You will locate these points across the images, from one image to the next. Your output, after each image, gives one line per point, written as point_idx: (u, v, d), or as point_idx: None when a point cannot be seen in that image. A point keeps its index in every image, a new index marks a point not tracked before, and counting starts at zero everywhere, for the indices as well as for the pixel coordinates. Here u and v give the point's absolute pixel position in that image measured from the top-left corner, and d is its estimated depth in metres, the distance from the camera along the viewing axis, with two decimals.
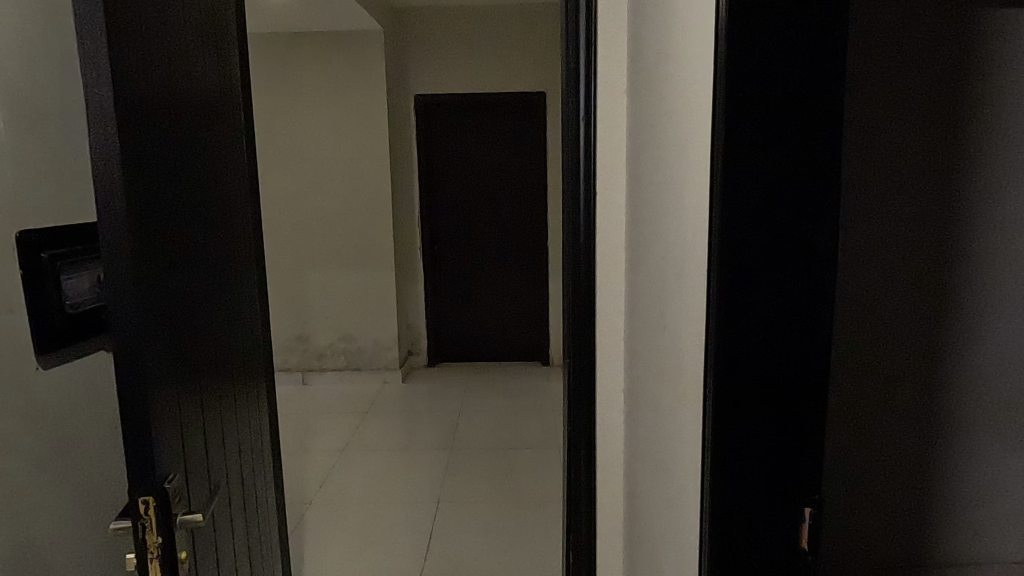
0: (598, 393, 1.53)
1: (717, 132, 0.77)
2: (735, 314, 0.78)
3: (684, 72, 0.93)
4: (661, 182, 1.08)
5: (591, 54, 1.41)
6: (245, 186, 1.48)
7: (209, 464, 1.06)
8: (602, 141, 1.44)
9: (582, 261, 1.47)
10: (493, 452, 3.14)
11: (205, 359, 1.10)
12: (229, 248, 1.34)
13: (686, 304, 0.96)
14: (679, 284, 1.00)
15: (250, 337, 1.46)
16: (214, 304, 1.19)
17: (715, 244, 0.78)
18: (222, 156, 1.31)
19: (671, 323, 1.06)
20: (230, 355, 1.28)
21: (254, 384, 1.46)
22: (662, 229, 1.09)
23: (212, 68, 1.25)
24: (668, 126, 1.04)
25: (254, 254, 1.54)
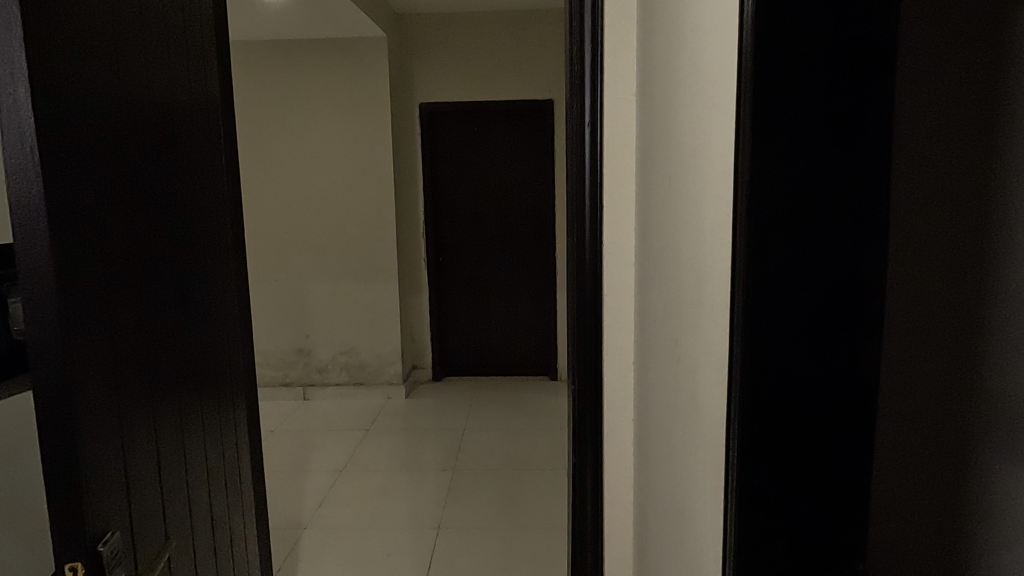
0: (605, 422, 1.40)
1: (743, 124, 0.65)
2: (767, 342, 0.66)
3: (703, 67, 0.81)
4: (677, 191, 0.96)
5: (597, 55, 1.29)
6: (222, 200, 1.40)
7: (165, 506, 1.02)
8: (609, 152, 1.33)
9: (588, 278, 1.35)
10: (497, 474, 3.01)
11: (169, 383, 1.06)
12: (206, 263, 1.29)
13: (704, 329, 0.84)
14: (696, 308, 0.88)
15: (229, 362, 1.39)
16: (186, 324, 1.15)
17: (743, 257, 0.66)
18: (197, 166, 1.26)
19: (687, 353, 0.94)
20: (203, 375, 1.24)
21: (228, 405, 1.37)
22: (676, 252, 0.97)
23: (184, 76, 1.20)
24: (683, 130, 0.92)
25: (233, 274, 1.45)
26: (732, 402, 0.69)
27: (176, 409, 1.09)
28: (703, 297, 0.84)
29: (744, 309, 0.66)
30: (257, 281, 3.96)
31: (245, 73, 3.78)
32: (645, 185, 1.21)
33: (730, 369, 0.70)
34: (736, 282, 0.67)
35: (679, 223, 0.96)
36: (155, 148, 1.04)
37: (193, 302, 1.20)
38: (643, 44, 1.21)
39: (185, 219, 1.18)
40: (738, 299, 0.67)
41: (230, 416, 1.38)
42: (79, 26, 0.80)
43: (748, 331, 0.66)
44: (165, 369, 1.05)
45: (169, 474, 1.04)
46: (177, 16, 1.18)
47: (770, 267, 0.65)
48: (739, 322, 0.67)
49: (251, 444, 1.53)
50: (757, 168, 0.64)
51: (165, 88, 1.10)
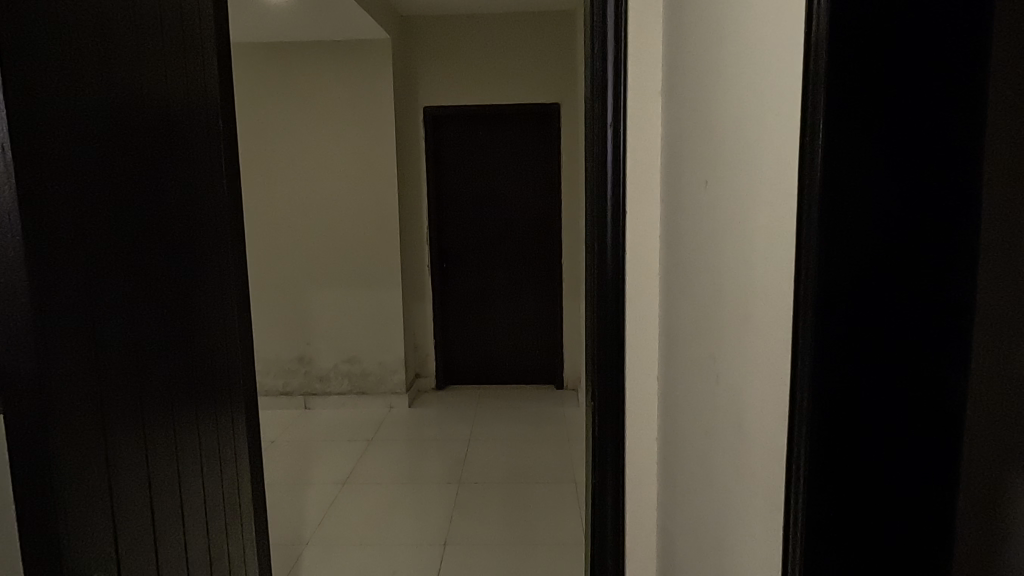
0: (628, 439, 1.32)
1: (811, 136, 0.57)
2: (837, 388, 0.58)
3: (754, 59, 0.73)
4: (717, 198, 0.88)
5: (621, 50, 1.22)
6: (222, 203, 1.34)
7: (152, 512, 1.04)
8: (633, 153, 1.25)
9: (609, 290, 1.27)
10: (505, 487, 2.93)
11: (161, 393, 1.08)
12: (207, 268, 1.27)
13: (753, 351, 0.76)
14: (742, 326, 0.80)
15: (229, 371, 1.36)
16: (183, 331, 1.16)
17: (811, 291, 0.58)
18: (198, 173, 1.24)
19: (730, 376, 0.85)
20: (204, 381, 1.24)
21: (225, 415, 1.34)
22: (715, 261, 0.90)
23: (179, 81, 1.16)
24: (726, 129, 0.84)
25: (232, 282, 1.38)
26: (796, 455, 0.61)
27: (168, 418, 1.10)
28: (752, 317, 0.76)
29: (811, 350, 0.58)
30: (257, 288, 3.88)
31: (247, 75, 3.71)
32: (673, 191, 1.14)
33: (791, 414, 0.62)
34: (801, 319, 0.59)
35: (718, 232, 0.88)
36: (149, 167, 1.05)
37: (193, 308, 1.20)
38: (672, 40, 1.14)
39: (186, 227, 1.18)
40: (803, 339, 0.59)
41: (229, 426, 1.35)
42: (33, 57, 0.78)
43: (816, 375, 0.58)
44: (157, 381, 1.07)
45: (161, 483, 1.07)
46: (168, 19, 1.14)
47: (841, 302, 0.57)
48: (805, 365, 0.59)
49: (250, 461, 1.45)
50: (829, 186, 0.56)
51: (160, 100, 1.09)
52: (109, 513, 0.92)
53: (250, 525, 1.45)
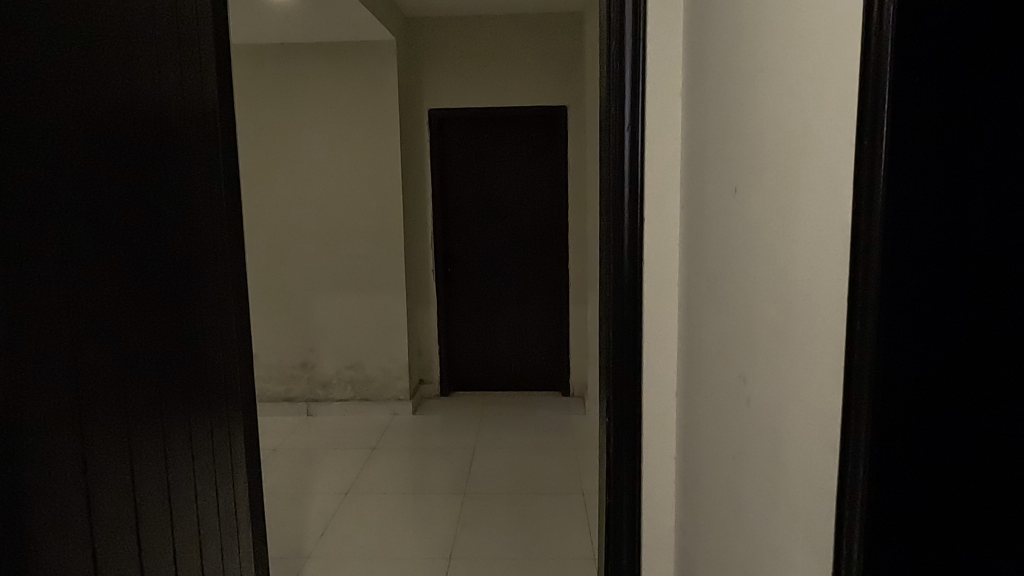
0: (644, 458, 1.26)
1: (872, 145, 0.51)
2: (902, 427, 0.52)
3: (798, 59, 0.67)
4: (752, 208, 0.82)
5: (638, 50, 1.16)
6: (221, 205, 1.29)
7: (136, 523, 0.98)
8: (652, 158, 1.19)
9: (626, 302, 1.21)
10: (511, 498, 2.86)
11: (149, 412, 1.03)
12: (205, 277, 1.22)
13: (796, 377, 0.69)
14: (782, 348, 0.73)
15: (225, 381, 1.31)
16: (175, 346, 1.11)
17: (871, 317, 0.52)
18: (195, 180, 1.19)
19: (768, 400, 0.79)
20: (199, 398, 1.20)
21: (222, 431, 1.29)
22: (748, 273, 0.83)
23: (170, 85, 1.12)
24: (762, 134, 0.77)
25: (229, 289, 1.32)
26: (852, 499, 0.55)
27: (159, 438, 1.06)
28: (795, 340, 0.70)
29: (873, 384, 0.52)
30: (259, 293, 3.83)
31: (249, 78, 3.66)
32: (696, 199, 1.08)
33: (845, 445, 0.55)
34: (860, 349, 0.53)
35: (754, 244, 0.81)
36: (135, 177, 1.01)
37: (188, 322, 1.15)
38: (697, 39, 1.08)
39: (180, 237, 1.13)
40: (862, 371, 0.53)
41: (226, 443, 1.30)
42: None
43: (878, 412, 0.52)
44: (145, 401, 1.02)
45: (152, 506, 1.02)
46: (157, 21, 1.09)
47: (906, 331, 0.51)
48: (864, 399, 0.53)
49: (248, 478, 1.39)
50: (893, 202, 0.50)
51: (150, 105, 1.05)
52: (87, 544, 0.87)
53: (246, 545, 1.39)
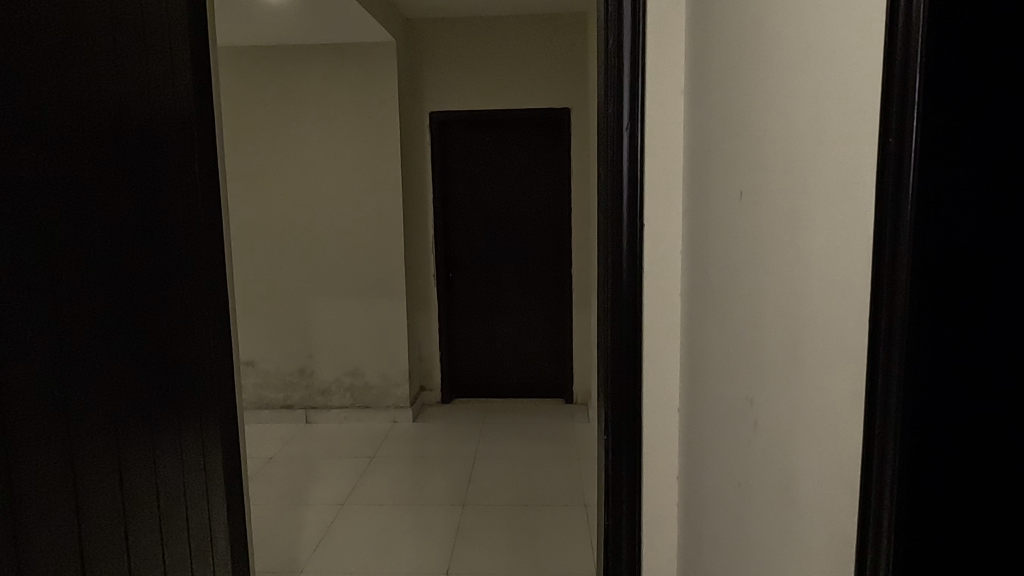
0: (646, 478, 1.19)
1: (898, 149, 0.44)
2: (931, 474, 0.44)
3: (813, 50, 0.59)
4: (761, 217, 0.74)
5: (638, 47, 1.09)
6: (178, 205, 1.26)
7: (74, 526, 0.96)
8: (653, 160, 1.12)
9: (624, 313, 1.14)
10: (511, 510, 2.79)
11: (95, 432, 1.00)
12: (160, 288, 1.18)
13: (810, 407, 0.62)
14: (795, 373, 0.65)
15: (185, 383, 1.28)
16: (126, 363, 1.08)
17: (896, 351, 0.45)
18: (149, 189, 1.16)
19: (776, 424, 0.72)
20: (153, 414, 1.17)
21: (179, 447, 1.25)
22: (755, 283, 0.77)
23: (122, 95, 1.09)
24: (772, 135, 0.70)
25: (186, 291, 1.29)
26: (875, 556, 0.48)
27: (105, 458, 1.03)
28: (810, 365, 0.62)
29: (898, 429, 0.45)
30: (257, 299, 3.77)
31: (247, 81, 3.61)
32: (698, 208, 1.02)
33: (866, 481, 0.49)
34: (885, 385, 0.46)
35: (762, 257, 0.74)
36: (85, 173, 0.99)
37: (140, 336, 1.12)
38: (700, 37, 1.01)
39: (133, 250, 1.11)
40: (886, 414, 0.46)
41: (181, 460, 1.26)
42: None
43: (905, 462, 0.45)
44: (90, 421, 0.99)
45: (95, 528, 1.00)
46: (103, 30, 1.05)
47: (941, 372, 0.43)
48: (889, 444, 0.46)
49: (203, 490, 1.35)
50: (923, 219, 0.43)
51: (96, 117, 1.02)
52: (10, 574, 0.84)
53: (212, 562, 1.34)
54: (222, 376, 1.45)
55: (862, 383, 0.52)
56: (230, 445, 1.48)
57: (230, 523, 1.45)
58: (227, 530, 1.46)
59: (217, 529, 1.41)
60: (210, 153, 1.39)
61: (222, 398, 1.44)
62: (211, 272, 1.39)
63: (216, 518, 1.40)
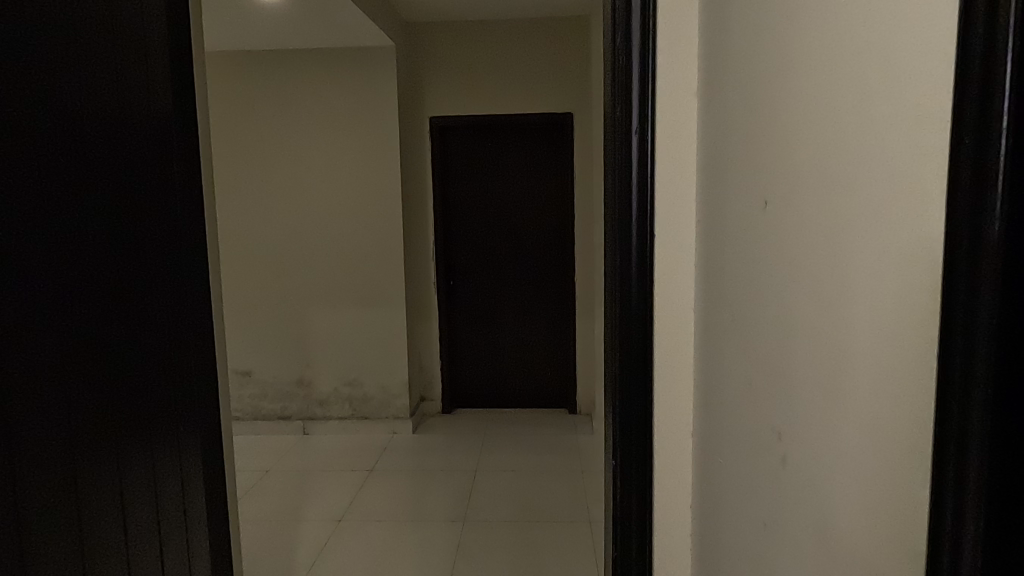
0: (656, 505, 1.11)
1: (982, 157, 0.36)
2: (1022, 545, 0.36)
3: (858, 39, 0.51)
4: (793, 233, 0.66)
5: (649, 43, 1.01)
6: (153, 213, 1.18)
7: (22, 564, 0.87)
8: (665, 166, 1.04)
9: (634, 328, 1.06)
10: (513, 526, 2.71)
11: (47, 463, 0.92)
12: (131, 305, 1.11)
13: (858, 452, 0.54)
14: (836, 408, 0.57)
15: (159, 401, 1.20)
16: (90, 386, 1.00)
17: (980, 387, 0.37)
18: (120, 202, 1.08)
19: (809, 458, 0.64)
20: (122, 440, 1.09)
21: (151, 475, 1.17)
22: (786, 300, 0.69)
23: (89, 101, 1.02)
24: (808, 141, 0.62)
25: (160, 303, 1.20)
26: None
27: (60, 492, 0.95)
28: (855, 402, 0.54)
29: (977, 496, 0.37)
30: (253, 307, 3.70)
31: (244, 86, 3.54)
32: (713, 221, 0.95)
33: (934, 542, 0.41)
34: (962, 445, 0.38)
35: (796, 277, 0.66)
36: (38, 178, 0.91)
37: (108, 357, 1.05)
38: (716, 36, 0.93)
39: (99, 265, 1.03)
40: (963, 478, 0.38)
41: (154, 488, 1.18)
42: None
43: (987, 536, 0.37)
44: (42, 451, 0.91)
45: (47, 562, 0.92)
46: (69, 33, 0.98)
47: None
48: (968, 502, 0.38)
49: (179, 514, 1.27)
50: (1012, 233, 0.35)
51: (58, 125, 0.94)
52: None
53: None
54: (205, 395, 1.37)
55: (928, 430, 0.44)
56: (213, 466, 1.41)
57: (208, 548, 1.37)
58: (207, 555, 1.38)
59: (197, 554, 1.33)
60: (189, 157, 1.31)
61: (203, 418, 1.36)
62: (192, 284, 1.32)
63: (195, 544, 1.33)
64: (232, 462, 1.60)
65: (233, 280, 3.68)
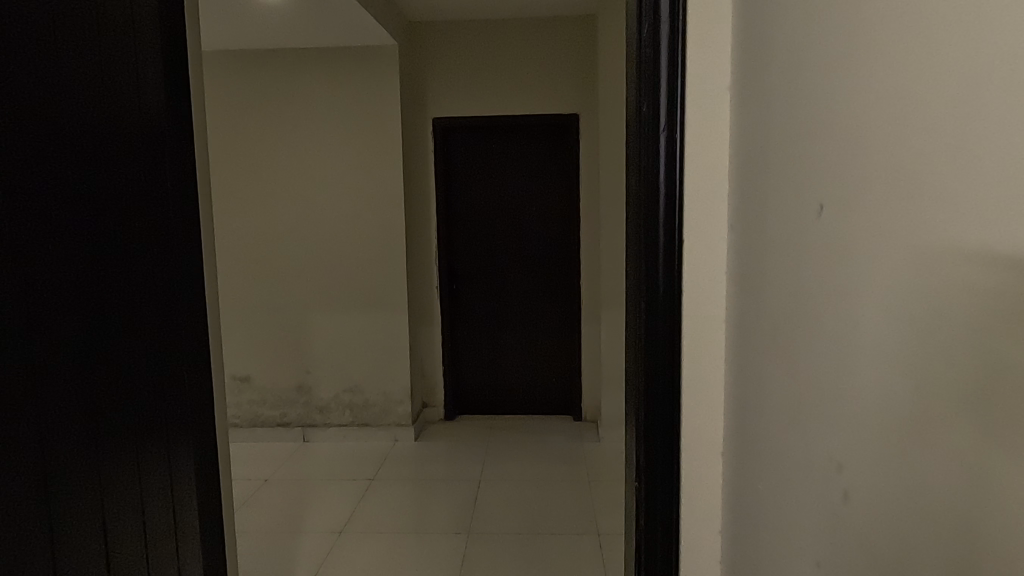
0: (684, 530, 1.03)
1: None
2: None
3: (990, 11, 0.43)
4: (872, 235, 0.58)
5: (677, 34, 0.94)
6: (142, 214, 1.11)
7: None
8: (694, 165, 0.97)
9: (661, 341, 0.99)
10: (519, 537, 2.63)
11: (15, 489, 0.83)
12: (112, 314, 1.03)
13: (974, 493, 0.46)
14: (932, 436, 0.50)
15: (148, 414, 1.13)
16: (60, 402, 0.92)
17: None
18: (106, 202, 1.01)
19: (886, 491, 0.57)
20: (102, 459, 1.01)
21: (137, 496, 1.09)
22: (855, 313, 0.61)
23: (67, 93, 0.93)
24: (901, 129, 0.53)
25: (151, 309, 1.14)
26: None
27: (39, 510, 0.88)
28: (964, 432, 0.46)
29: None
30: (252, 312, 3.62)
31: (243, 87, 3.47)
32: (752, 227, 0.87)
33: None
34: None
35: (875, 289, 0.58)
36: (17, 171, 0.84)
37: (85, 371, 0.96)
38: (756, 24, 0.85)
39: (76, 271, 0.95)
40: None
41: (140, 510, 1.10)
42: None
43: None
44: (9, 475, 0.82)
45: None
46: (45, 19, 0.90)
47: None
48: None
49: (169, 532, 1.19)
50: None
51: (34, 119, 0.87)
52: None
53: None
54: (198, 407, 1.29)
55: None
56: (207, 482, 1.33)
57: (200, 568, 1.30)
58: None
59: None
60: (182, 155, 1.24)
61: (196, 431, 1.28)
62: (185, 292, 1.24)
63: (187, 565, 1.25)
64: (230, 476, 1.52)
65: (231, 285, 3.61)
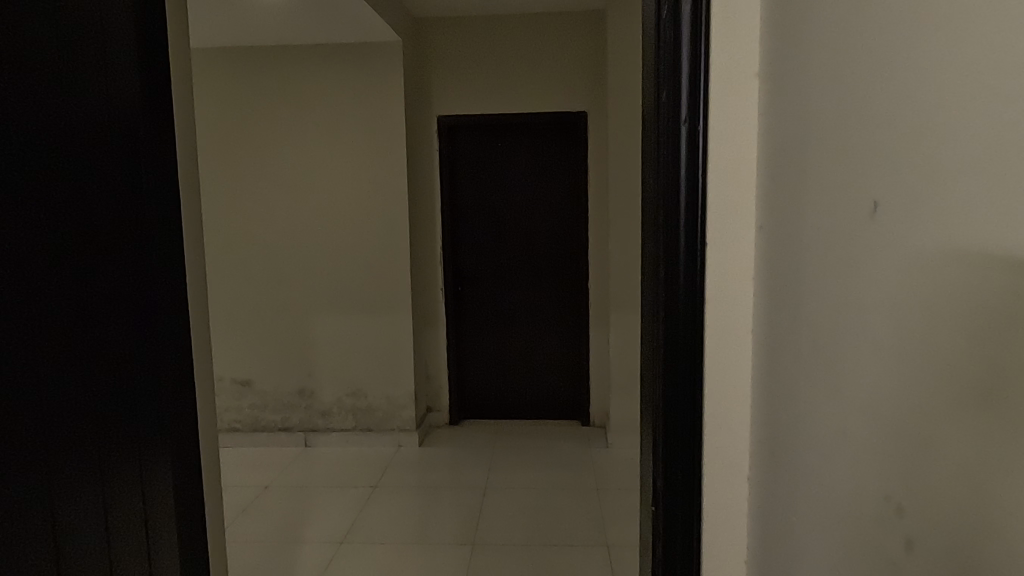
0: (706, 559, 0.94)
1: None
2: None
3: None
4: (949, 237, 0.48)
5: (701, 14, 0.85)
6: (117, 213, 1.03)
7: None
8: (719, 160, 0.87)
9: (681, 354, 0.90)
10: (525, 548, 2.54)
11: None
12: (77, 318, 0.95)
13: None
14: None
15: (121, 426, 1.05)
16: (13, 414, 0.83)
17: None
18: (74, 199, 0.93)
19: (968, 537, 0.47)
20: (59, 478, 0.92)
21: (103, 518, 1.00)
22: (922, 327, 0.52)
23: (24, 81, 0.85)
24: (995, 110, 0.44)
25: (125, 314, 1.05)
26: None
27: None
28: None
29: None
30: (253, 315, 3.55)
31: (243, 84, 3.40)
32: (785, 225, 0.78)
33: None
34: None
35: (949, 297, 0.49)
36: None
37: (39, 383, 0.87)
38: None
39: (35, 270, 0.87)
40: None
41: (110, 531, 1.02)
42: None
43: None
44: None
45: None
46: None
47: None
48: None
49: (144, 555, 1.11)
50: None
51: None
52: None
53: None
54: (178, 419, 1.21)
55: None
56: (189, 499, 1.25)
57: None
58: None
59: None
60: (162, 151, 1.16)
61: (176, 445, 1.20)
62: (165, 296, 1.16)
63: None
64: (219, 489, 1.44)
65: (231, 286, 3.53)
